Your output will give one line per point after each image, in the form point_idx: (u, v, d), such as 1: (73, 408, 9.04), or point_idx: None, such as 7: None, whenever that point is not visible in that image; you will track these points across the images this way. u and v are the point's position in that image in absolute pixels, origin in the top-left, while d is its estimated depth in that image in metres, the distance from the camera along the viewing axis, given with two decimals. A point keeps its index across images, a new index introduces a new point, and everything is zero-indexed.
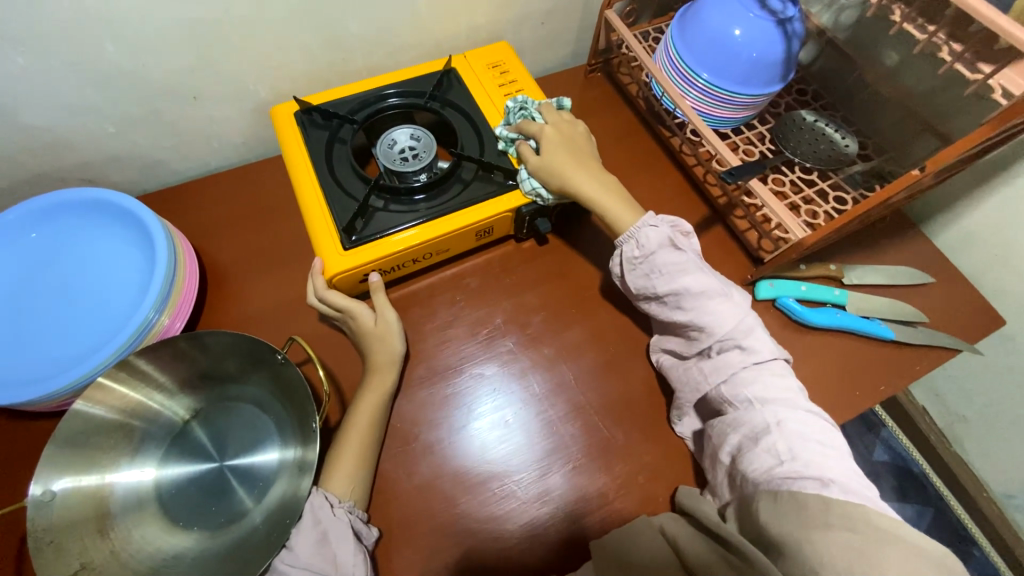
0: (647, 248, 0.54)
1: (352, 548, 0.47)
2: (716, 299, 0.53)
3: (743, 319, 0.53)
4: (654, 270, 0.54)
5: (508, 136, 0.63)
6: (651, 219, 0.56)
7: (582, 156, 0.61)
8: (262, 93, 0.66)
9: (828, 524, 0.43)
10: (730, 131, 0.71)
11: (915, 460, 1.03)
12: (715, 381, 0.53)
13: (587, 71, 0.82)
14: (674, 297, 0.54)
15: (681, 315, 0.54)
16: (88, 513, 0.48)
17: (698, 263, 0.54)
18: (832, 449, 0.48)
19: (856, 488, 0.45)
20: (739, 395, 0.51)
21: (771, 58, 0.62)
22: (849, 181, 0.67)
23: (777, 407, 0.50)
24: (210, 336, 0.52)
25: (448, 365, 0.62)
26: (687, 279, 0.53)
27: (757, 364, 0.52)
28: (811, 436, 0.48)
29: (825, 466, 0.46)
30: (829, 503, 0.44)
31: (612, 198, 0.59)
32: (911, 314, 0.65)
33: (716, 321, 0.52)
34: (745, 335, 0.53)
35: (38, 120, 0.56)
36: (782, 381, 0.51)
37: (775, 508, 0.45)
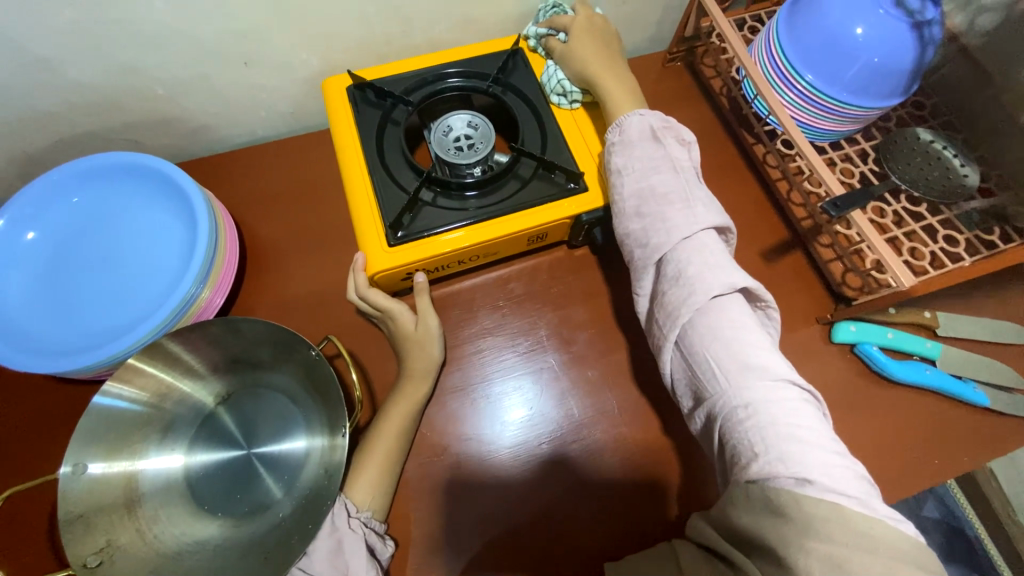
0: (624, 137, 0.51)
1: (365, 565, 0.44)
2: (677, 207, 0.47)
3: (706, 235, 0.46)
4: (624, 166, 0.50)
5: (537, 32, 0.61)
6: (639, 110, 0.53)
7: (606, 49, 0.58)
8: (314, 63, 0.62)
9: (807, 531, 0.35)
10: (827, 146, 0.63)
11: (970, 523, 0.94)
12: (669, 329, 0.45)
13: (666, 59, 0.73)
14: (636, 201, 0.49)
15: (639, 225, 0.48)
16: (119, 489, 0.49)
17: (669, 163, 0.49)
18: (809, 428, 0.39)
19: (838, 483, 0.37)
20: (697, 354, 0.43)
21: (895, 67, 0.53)
22: (963, 219, 0.58)
23: (738, 362, 0.42)
24: (245, 324, 0.50)
25: (484, 376, 0.58)
26: (653, 179, 0.49)
27: (713, 300, 0.43)
28: (781, 412, 0.39)
29: (798, 453, 0.38)
30: (801, 500, 0.36)
31: (623, 90, 0.56)
32: (1011, 379, 0.57)
33: (667, 231, 0.46)
34: (708, 258, 0.45)
35: (87, 77, 0.54)
36: (740, 325, 0.43)
37: (749, 510, 0.38)
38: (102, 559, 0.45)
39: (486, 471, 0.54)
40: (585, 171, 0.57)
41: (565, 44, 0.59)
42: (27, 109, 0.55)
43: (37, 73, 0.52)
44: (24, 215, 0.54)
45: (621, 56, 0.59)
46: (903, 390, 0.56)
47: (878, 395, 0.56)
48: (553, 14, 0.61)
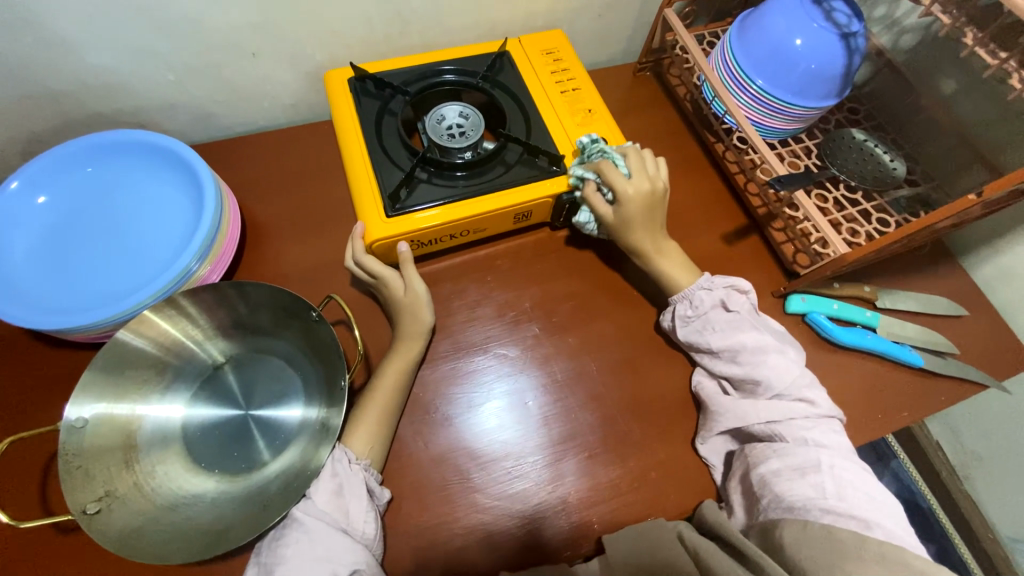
0: (701, 309, 0.58)
1: (365, 507, 0.48)
2: (772, 353, 0.54)
3: (801, 375, 0.54)
4: (707, 326, 0.58)
5: (584, 176, 0.60)
6: (704, 278, 0.60)
7: (652, 219, 0.60)
8: (317, 58, 0.67)
9: (863, 558, 0.43)
10: (777, 142, 0.71)
11: (924, 496, 1.01)
12: (768, 419, 0.52)
13: (636, 69, 0.82)
14: (729, 353, 0.56)
15: (737, 369, 0.55)
16: (117, 442, 0.50)
17: (752, 321, 0.56)
18: (883, 502, 0.48)
19: (899, 536, 0.46)
20: (795, 434, 0.51)
21: (829, 72, 0.62)
22: (893, 205, 0.66)
23: (832, 453, 0.50)
24: (253, 286, 0.53)
25: (473, 343, 0.62)
26: (741, 337, 0.55)
27: (819, 413, 0.52)
28: (864, 486, 0.48)
29: (867, 510, 0.47)
30: (866, 540, 0.44)
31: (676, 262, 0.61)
32: (941, 344, 0.64)
33: (771, 373, 0.53)
34: (808, 388, 0.53)
35: (103, 59, 0.58)
36: (837, 435, 0.52)
37: (804, 535, 0.46)
38: (101, 508, 0.46)
39: (464, 431, 0.57)
40: (565, 156, 0.63)
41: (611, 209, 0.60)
42: (43, 88, 0.58)
43: (55, 52, 0.55)
44: (38, 181, 0.57)
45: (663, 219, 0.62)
46: (849, 353, 0.63)
47: (828, 357, 0.63)
48: (602, 161, 0.60)
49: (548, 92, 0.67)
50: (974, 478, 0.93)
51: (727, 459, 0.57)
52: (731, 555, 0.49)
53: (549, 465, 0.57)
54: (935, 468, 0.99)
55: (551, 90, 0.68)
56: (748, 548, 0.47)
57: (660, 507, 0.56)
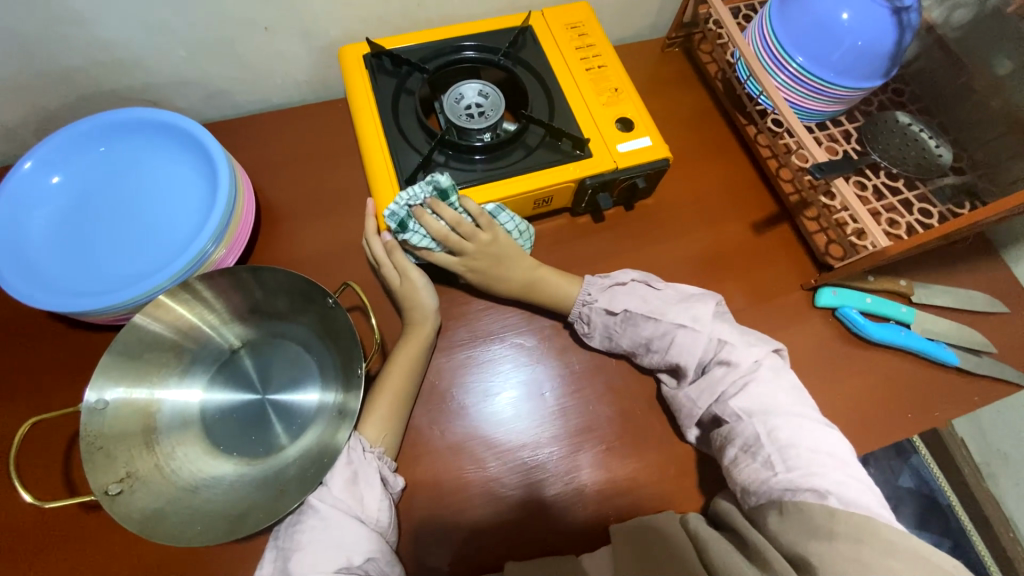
0: (594, 324, 0.57)
1: (379, 495, 0.48)
2: (680, 332, 0.54)
3: (711, 338, 0.53)
4: (611, 333, 0.58)
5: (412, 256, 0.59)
6: (589, 279, 0.58)
7: (509, 271, 0.58)
8: (332, 32, 0.65)
9: (832, 535, 0.43)
10: (814, 126, 0.67)
11: (943, 491, 0.98)
12: (707, 404, 0.52)
13: (664, 44, 0.77)
14: (641, 348, 0.56)
15: (656, 358, 0.56)
16: (138, 425, 0.50)
17: (644, 309, 0.55)
18: (831, 456, 0.47)
19: (857, 496, 0.45)
20: (728, 409, 0.51)
21: (876, 50, 0.58)
22: (938, 195, 0.62)
23: (767, 416, 0.49)
24: (268, 271, 0.52)
25: (490, 332, 0.61)
26: (642, 329, 0.56)
27: (740, 374, 0.52)
28: (806, 444, 0.47)
29: (823, 474, 0.46)
30: (831, 512, 0.44)
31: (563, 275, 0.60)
32: (978, 343, 0.61)
33: (685, 353, 0.54)
34: (722, 348, 0.53)
35: (113, 34, 0.56)
36: (771, 385, 0.51)
37: (781, 522, 0.45)
38: (123, 488, 0.46)
39: (480, 419, 0.57)
40: (589, 138, 0.60)
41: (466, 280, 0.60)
42: (54, 64, 0.57)
43: (64, 26, 0.53)
44: (51, 161, 0.56)
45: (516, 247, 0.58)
46: (880, 350, 0.61)
47: (857, 354, 0.61)
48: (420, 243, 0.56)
49: (572, 69, 0.64)
50: (999, 477, 0.90)
51: (704, 444, 0.55)
52: (735, 545, 0.48)
53: (565, 457, 0.56)
54: (957, 465, 0.96)
55: (575, 67, 0.64)
56: (750, 536, 0.47)
57: (677, 502, 0.55)
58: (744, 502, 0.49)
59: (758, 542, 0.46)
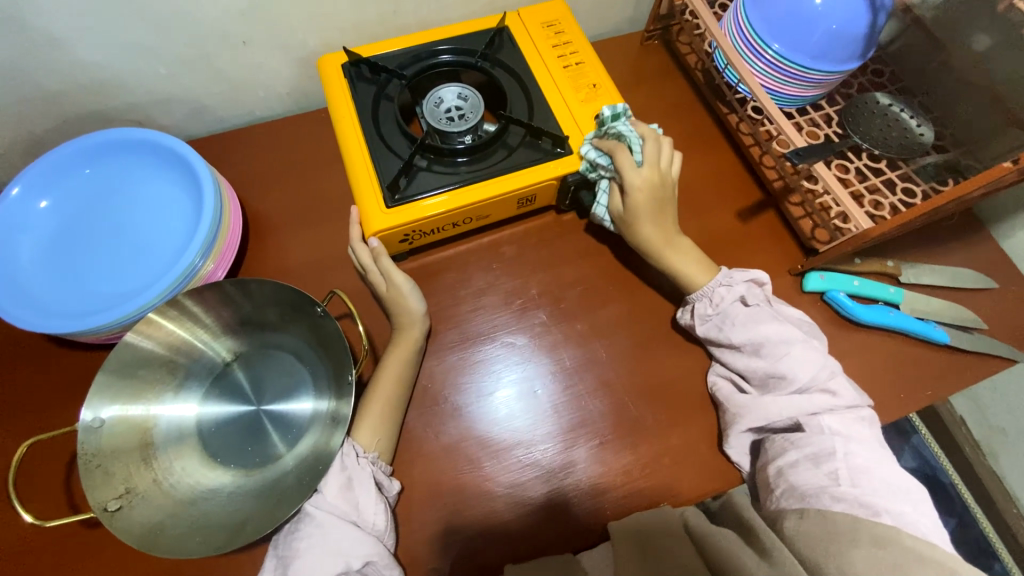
0: (720, 305, 0.57)
1: (375, 499, 0.48)
2: (795, 346, 0.53)
3: (823, 366, 0.52)
4: (728, 322, 0.56)
5: (595, 155, 0.58)
6: (723, 275, 0.58)
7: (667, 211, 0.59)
8: (310, 43, 0.65)
9: (858, 541, 0.44)
10: (794, 111, 0.67)
11: (945, 471, 0.99)
12: (790, 414, 0.52)
13: (643, 38, 0.78)
14: (752, 347, 0.55)
15: (760, 363, 0.54)
16: (134, 441, 0.51)
17: (772, 313, 0.55)
18: (899, 487, 0.47)
19: (911, 523, 0.45)
20: (814, 421, 0.50)
21: (851, 32, 0.58)
22: (920, 173, 0.62)
23: (849, 441, 0.49)
24: (254, 283, 0.53)
25: (481, 333, 0.61)
26: (765, 329, 0.54)
27: (840, 403, 0.51)
28: (879, 471, 0.47)
29: (882, 498, 0.46)
30: (863, 522, 0.44)
31: (690, 255, 0.60)
32: (968, 320, 0.62)
33: (795, 366, 0.52)
34: (831, 378, 0.52)
35: (93, 55, 0.57)
36: (863, 424, 0.50)
37: (804, 523, 0.46)
38: (122, 504, 0.47)
39: (475, 420, 0.57)
40: (569, 136, 0.60)
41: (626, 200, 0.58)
42: (36, 88, 0.57)
43: (45, 51, 0.54)
44: (38, 185, 0.57)
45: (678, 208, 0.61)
46: (869, 332, 0.61)
47: (847, 337, 0.61)
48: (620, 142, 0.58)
49: (550, 67, 0.64)
50: (998, 452, 0.90)
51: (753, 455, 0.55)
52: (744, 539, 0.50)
53: (559, 454, 0.56)
54: (958, 444, 0.96)
55: (552, 65, 0.65)
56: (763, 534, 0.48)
57: (672, 493, 0.55)
58: (771, 498, 0.50)
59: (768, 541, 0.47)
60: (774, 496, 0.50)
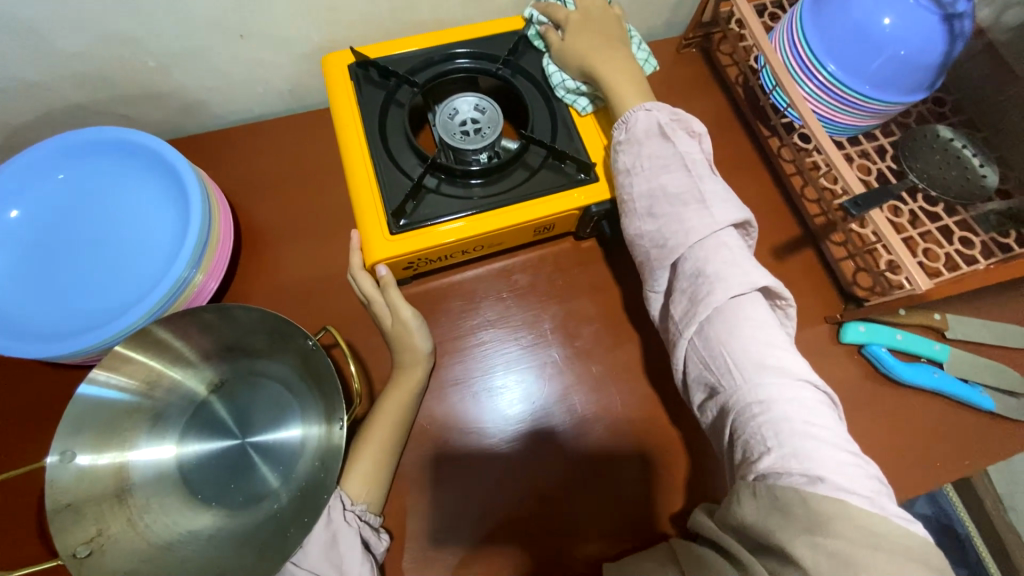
0: (632, 135, 0.49)
1: (360, 557, 0.44)
2: (692, 208, 0.45)
3: (722, 233, 0.44)
4: (635, 163, 0.48)
5: (535, 20, 0.59)
6: (645, 105, 0.50)
7: (609, 45, 0.55)
8: (315, 39, 0.59)
9: (808, 527, 0.34)
10: (844, 141, 0.61)
11: (962, 521, 0.94)
12: (687, 326, 0.43)
13: (680, 45, 0.71)
14: (649, 199, 0.47)
15: (655, 224, 0.46)
16: (110, 477, 0.47)
17: (680, 161, 0.47)
18: (822, 425, 0.38)
19: (852, 484, 0.36)
20: (714, 352, 0.42)
21: (921, 61, 0.52)
22: (979, 222, 0.56)
23: (756, 362, 0.41)
24: (239, 310, 0.48)
25: (485, 368, 0.57)
26: (663, 178, 0.46)
27: (734, 297, 0.42)
28: (798, 407, 0.39)
29: (814, 454, 0.37)
30: (804, 494, 0.35)
31: (628, 85, 0.53)
32: (1018, 385, 0.56)
33: (685, 230, 0.44)
34: (725, 254, 0.43)
35: (73, 45, 0.51)
36: (757, 321, 0.42)
37: (754, 507, 0.37)
38: (92, 549, 0.44)
39: (481, 465, 0.53)
40: (596, 161, 0.55)
41: (563, 40, 0.56)
42: (11, 79, 0.52)
43: (18, 40, 0.48)
44: (7, 192, 0.51)
45: (627, 48, 0.56)
46: (908, 394, 0.56)
47: (884, 397, 0.56)
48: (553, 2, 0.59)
49: None
50: None
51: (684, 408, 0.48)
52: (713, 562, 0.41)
53: (563, 506, 0.52)
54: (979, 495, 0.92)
55: None
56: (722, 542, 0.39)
57: None
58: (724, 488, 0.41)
59: (729, 545, 0.39)
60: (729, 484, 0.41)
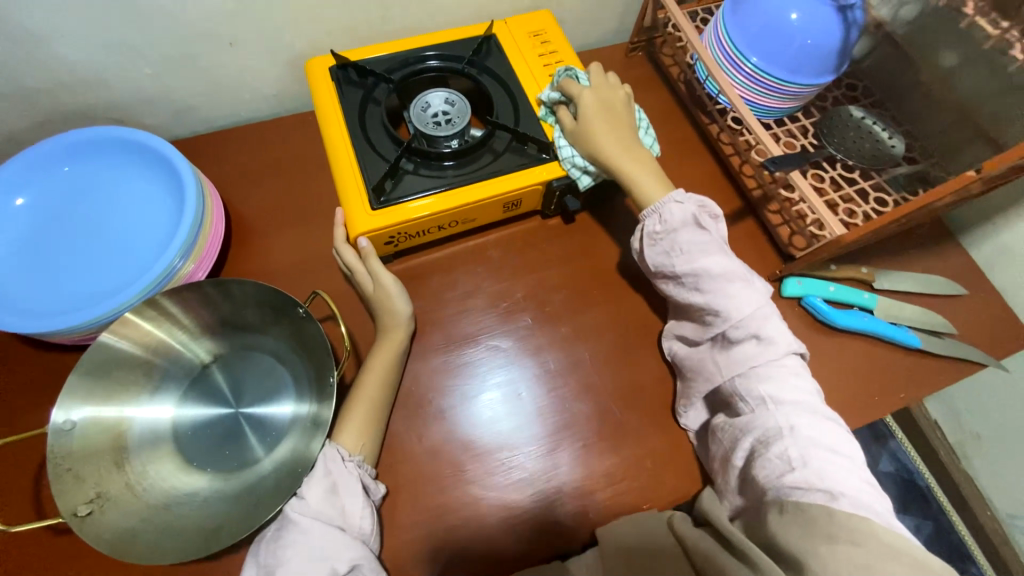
0: (669, 223, 0.53)
1: (361, 502, 0.48)
2: (736, 286, 0.51)
3: (761, 307, 0.50)
4: (674, 247, 0.53)
5: (550, 98, 0.62)
6: (675, 194, 0.54)
7: (622, 132, 0.59)
8: (298, 46, 0.65)
9: (833, 537, 0.41)
10: (772, 123, 0.69)
11: (921, 474, 1.03)
12: (729, 373, 0.52)
13: (628, 49, 0.79)
14: (693, 278, 0.52)
15: (700, 297, 0.52)
16: (107, 442, 0.50)
17: (719, 244, 0.52)
18: (843, 456, 0.45)
19: (869, 504, 0.43)
20: (752, 392, 0.49)
21: (826, 47, 0.61)
22: (892, 183, 0.65)
23: (790, 405, 0.48)
24: (236, 284, 0.52)
25: (464, 335, 0.62)
26: (706, 261, 0.51)
27: (773, 356, 0.49)
28: (825, 443, 0.45)
29: (837, 478, 0.43)
30: (834, 513, 0.42)
31: (645, 172, 0.57)
32: (939, 325, 0.64)
33: (733, 305, 0.50)
34: (765, 324, 0.50)
35: (76, 53, 0.56)
36: (796, 378, 0.49)
37: (780, 521, 0.43)
38: (93, 509, 0.46)
39: (461, 422, 0.57)
40: (555, 142, 0.61)
41: (576, 121, 0.59)
42: (18, 85, 0.57)
43: (27, 48, 0.53)
44: (12, 183, 0.55)
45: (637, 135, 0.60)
46: (844, 338, 0.62)
47: (824, 341, 0.62)
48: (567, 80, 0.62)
49: (537, 75, 0.66)
50: (972, 457, 0.93)
51: (703, 430, 0.57)
52: (720, 543, 0.48)
53: (542, 455, 0.56)
54: (933, 448, 0.99)
55: (538, 74, 0.66)
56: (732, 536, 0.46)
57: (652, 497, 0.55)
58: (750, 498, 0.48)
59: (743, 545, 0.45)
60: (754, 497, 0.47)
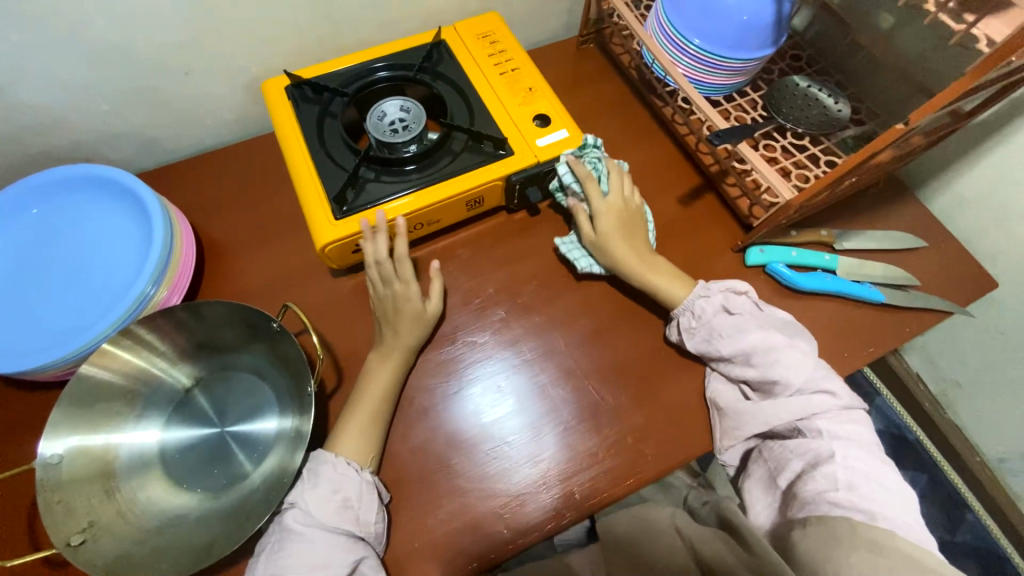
0: (703, 318, 0.58)
1: (374, 510, 0.50)
2: (786, 354, 0.54)
3: (815, 368, 0.54)
4: (714, 334, 0.57)
5: (567, 177, 0.62)
6: (704, 285, 0.60)
7: (635, 239, 0.62)
8: (252, 69, 0.67)
9: (856, 545, 0.45)
10: (722, 99, 0.71)
11: (910, 428, 1.07)
12: (790, 419, 0.53)
13: (579, 42, 0.81)
14: (742, 357, 0.55)
15: (751, 371, 0.55)
16: (96, 472, 0.51)
17: (756, 321, 0.56)
18: (890, 488, 0.49)
19: (905, 528, 0.47)
20: (812, 426, 0.52)
21: (761, 21, 0.62)
22: (841, 147, 0.67)
23: (849, 444, 0.51)
24: (206, 306, 0.53)
25: (441, 334, 0.63)
26: (750, 337, 0.55)
27: (835, 407, 0.53)
28: (872, 473, 0.49)
29: (877, 501, 0.48)
30: (857, 526, 0.46)
31: (660, 276, 0.61)
32: (902, 279, 0.65)
33: (788, 377, 0.53)
34: (824, 380, 0.54)
35: (34, 97, 0.57)
36: (856, 425, 0.52)
37: (804, 534, 0.48)
38: (86, 538, 0.47)
39: (444, 419, 0.58)
40: (510, 137, 0.63)
41: (593, 231, 0.62)
42: None
43: None
44: None
45: (647, 236, 0.63)
46: (811, 299, 0.64)
47: (791, 305, 0.64)
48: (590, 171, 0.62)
49: (487, 75, 0.67)
50: (956, 405, 0.95)
51: (743, 461, 0.57)
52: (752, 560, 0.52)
53: (527, 444, 0.57)
54: (918, 401, 1.01)
55: (490, 74, 0.67)
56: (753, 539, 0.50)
57: (636, 473, 0.57)
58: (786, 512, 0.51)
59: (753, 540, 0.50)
60: (786, 510, 0.51)
